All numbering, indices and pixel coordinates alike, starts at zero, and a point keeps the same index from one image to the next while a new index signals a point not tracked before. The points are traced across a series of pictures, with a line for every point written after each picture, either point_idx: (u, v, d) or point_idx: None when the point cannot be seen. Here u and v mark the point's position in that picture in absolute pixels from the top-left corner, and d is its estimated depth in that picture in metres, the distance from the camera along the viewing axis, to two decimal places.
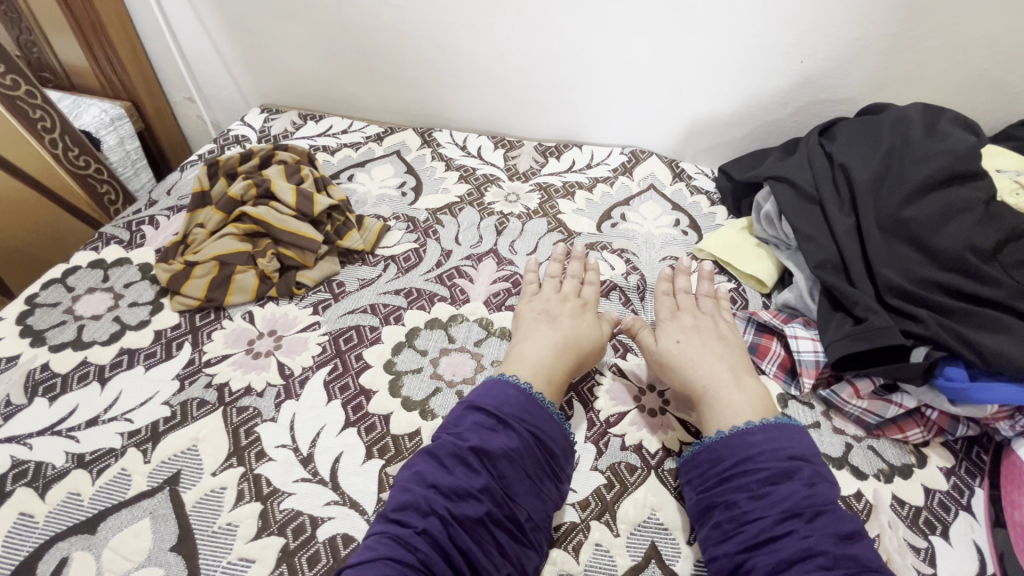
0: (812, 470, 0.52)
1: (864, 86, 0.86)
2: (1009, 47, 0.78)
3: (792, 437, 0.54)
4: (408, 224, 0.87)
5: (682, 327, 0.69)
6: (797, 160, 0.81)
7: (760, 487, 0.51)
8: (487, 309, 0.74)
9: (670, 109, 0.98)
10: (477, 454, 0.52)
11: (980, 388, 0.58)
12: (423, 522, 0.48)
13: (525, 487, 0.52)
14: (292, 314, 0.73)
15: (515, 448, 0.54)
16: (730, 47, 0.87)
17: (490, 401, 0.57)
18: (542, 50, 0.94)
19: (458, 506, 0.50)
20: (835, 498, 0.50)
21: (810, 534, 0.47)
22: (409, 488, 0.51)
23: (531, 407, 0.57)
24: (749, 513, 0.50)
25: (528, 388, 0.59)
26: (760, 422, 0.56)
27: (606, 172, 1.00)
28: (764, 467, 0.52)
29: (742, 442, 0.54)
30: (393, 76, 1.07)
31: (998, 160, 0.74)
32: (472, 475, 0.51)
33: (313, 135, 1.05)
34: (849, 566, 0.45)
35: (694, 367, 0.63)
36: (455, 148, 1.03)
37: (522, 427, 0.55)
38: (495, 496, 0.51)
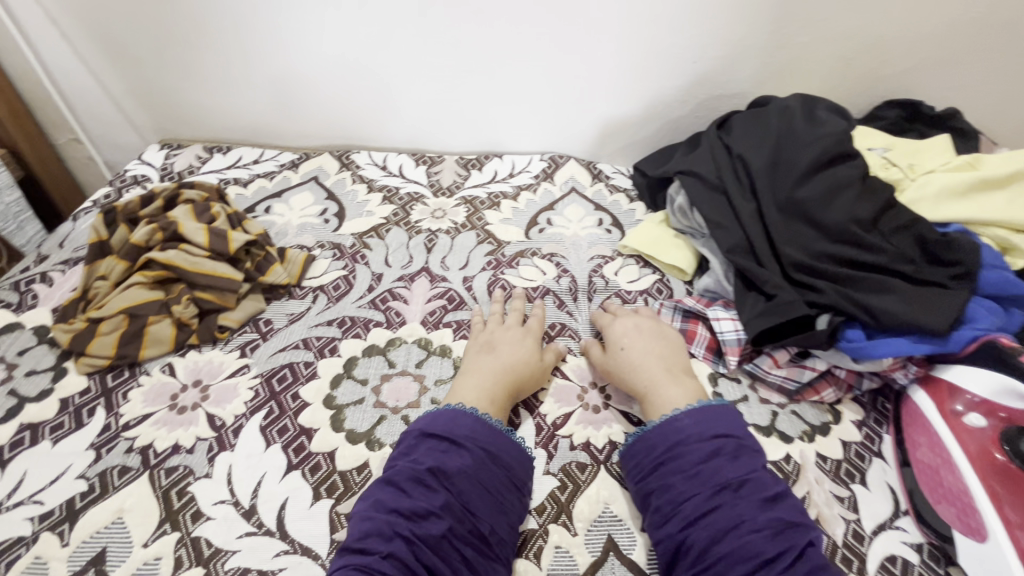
0: (736, 443, 0.56)
1: (751, 80, 0.94)
2: (864, 39, 0.88)
3: (722, 417, 0.58)
4: (334, 251, 0.85)
5: (624, 332, 0.71)
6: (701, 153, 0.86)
7: (691, 466, 0.54)
8: (425, 329, 0.74)
9: (582, 114, 1.02)
10: (434, 474, 0.53)
11: (877, 344, 0.64)
12: (387, 546, 0.48)
13: (485, 501, 0.53)
14: (217, 360, 0.68)
15: (469, 465, 0.54)
16: (628, 51, 0.92)
17: (442, 426, 0.57)
18: (452, 65, 0.95)
19: (421, 526, 0.50)
20: (759, 463, 0.55)
21: (737, 502, 0.51)
22: (370, 516, 0.51)
23: (482, 426, 0.58)
24: (685, 492, 0.53)
25: (477, 411, 0.59)
26: (688, 408, 0.60)
27: (528, 179, 1.02)
28: (693, 448, 0.56)
29: (671, 428, 0.58)
30: (301, 100, 1.04)
31: (869, 139, 0.83)
32: (430, 495, 0.51)
33: (222, 168, 1.00)
34: (776, 525, 0.49)
35: (637, 371, 0.66)
36: (375, 169, 1.02)
37: (475, 445, 0.56)
38: (456, 512, 0.51)
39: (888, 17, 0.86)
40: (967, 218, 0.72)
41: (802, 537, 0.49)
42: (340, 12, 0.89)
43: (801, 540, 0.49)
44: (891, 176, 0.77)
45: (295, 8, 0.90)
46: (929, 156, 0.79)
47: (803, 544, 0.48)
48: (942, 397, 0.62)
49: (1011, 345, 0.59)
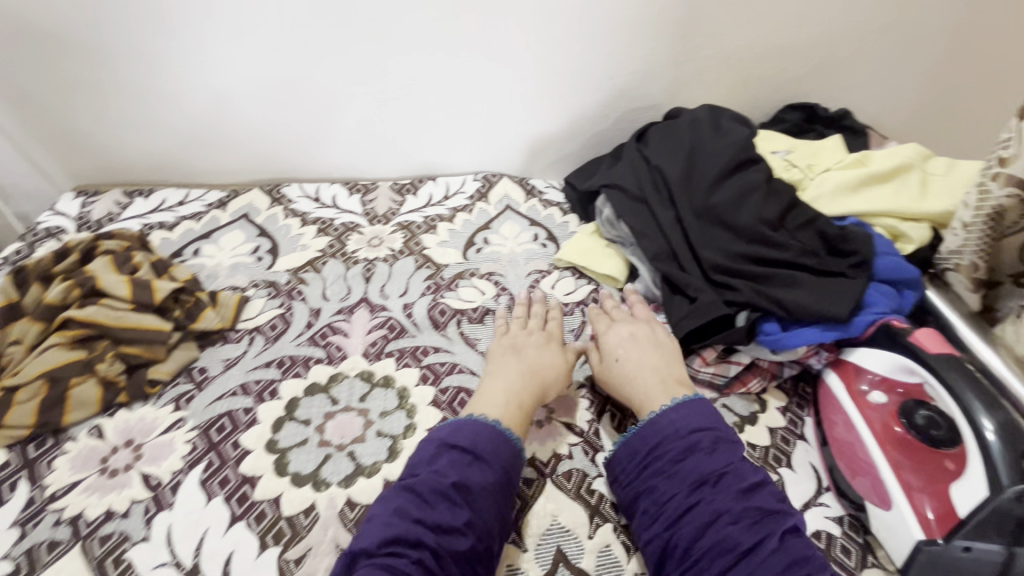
0: (714, 436, 0.59)
1: (665, 92, 1.00)
2: (762, 50, 0.95)
3: (697, 412, 0.61)
4: (269, 289, 0.84)
5: (621, 342, 0.72)
6: (622, 166, 0.90)
7: (672, 465, 0.58)
8: (367, 361, 0.74)
9: (510, 134, 1.04)
10: (458, 488, 0.55)
11: (790, 336, 0.70)
12: (415, 552, 0.51)
13: (498, 513, 0.56)
14: (150, 417, 0.66)
15: (491, 481, 0.56)
16: (546, 71, 0.95)
17: (465, 439, 0.59)
18: (376, 92, 0.97)
19: (445, 539, 0.52)
20: (737, 455, 0.58)
21: (716, 497, 0.54)
22: (393, 523, 0.53)
23: (501, 441, 0.60)
24: (664, 492, 0.56)
25: (499, 424, 0.61)
26: (670, 403, 0.63)
27: (463, 200, 1.03)
28: (674, 446, 0.59)
29: (653, 430, 0.61)
30: (225, 136, 1.02)
31: (771, 142, 0.90)
32: (454, 511, 0.54)
33: (144, 213, 0.96)
34: (752, 514, 0.53)
35: (632, 383, 0.67)
36: (308, 201, 1.01)
37: (496, 460, 0.58)
38: (478, 527, 0.54)
39: (779, 30, 0.93)
40: (861, 211, 0.78)
41: (779, 525, 0.52)
42: (259, 47, 0.90)
43: (778, 527, 0.52)
44: (793, 177, 0.84)
45: (211, 46, 0.90)
46: (825, 156, 0.86)
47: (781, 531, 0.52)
48: (850, 378, 0.67)
49: (901, 326, 0.65)
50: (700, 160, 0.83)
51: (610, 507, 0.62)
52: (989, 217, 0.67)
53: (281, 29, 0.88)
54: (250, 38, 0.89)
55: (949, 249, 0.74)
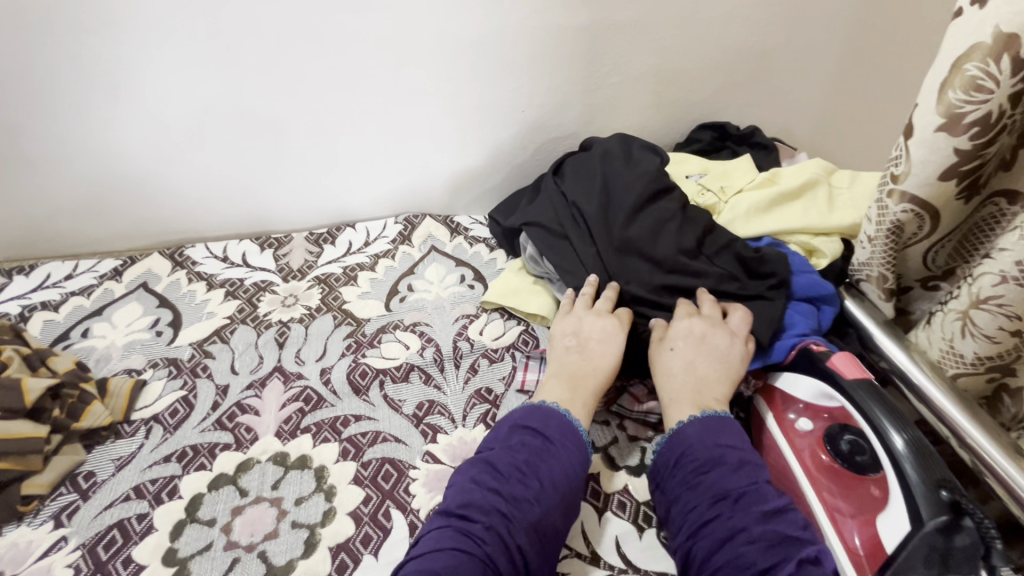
0: (739, 455, 0.58)
1: (580, 121, 0.99)
2: (668, 74, 0.96)
3: (736, 431, 0.60)
4: (169, 368, 0.76)
5: (684, 334, 0.69)
6: (541, 203, 0.88)
7: (694, 477, 0.57)
8: (280, 441, 0.68)
9: (427, 173, 1.01)
10: (530, 465, 0.57)
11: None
12: (487, 518, 0.52)
13: (568, 495, 0.57)
14: (24, 540, 0.58)
15: (563, 460, 0.58)
16: (456, 108, 0.93)
17: (539, 422, 0.61)
18: (277, 142, 0.91)
19: (517, 509, 0.53)
20: (761, 477, 0.56)
21: (734, 513, 0.53)
22: (468, 491, 0.55)
23: (571, 427, 0.61)
24: (687, 503, 0.56)
25: (569, 412, 0.63)
26: (703, 414, 0.61)
27: (385, 245, 0.98)
28: (697, 457, 0.58)
29: (677, 441, 0.60)
30: (116, 201, 0.94)
31: (686, 166, 0.90)
32: (527, 484, 0.55)
33: (24, 292, 0.87)
34: (770, 538, 0.50)
35: (670, 378, 0.67)
36: (215, 262, 0.94)
37: (566, 443, 0.60)
38: (548, 502, 0.55)
39: (682, 54, 0.94)
40: (775, 229, 0.79)
41: (798, 551, 0.49)
42: (140, 107, 0.84)
43: (797, 552, 0.49)
44: (707, 202, 0.84)
45: (88, 109, 0.83)
46: (738, 175, 0.87)
47: (794, 558, 0.48)
48: (779, 408, 0.67)
49: (821, 349, 0.64)
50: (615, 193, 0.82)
51: None
52: (891, 230, 0.67)
53: (162, 84, 0.82)
54: (130, 98, 0.83)
55: (860, 261, 0.74)
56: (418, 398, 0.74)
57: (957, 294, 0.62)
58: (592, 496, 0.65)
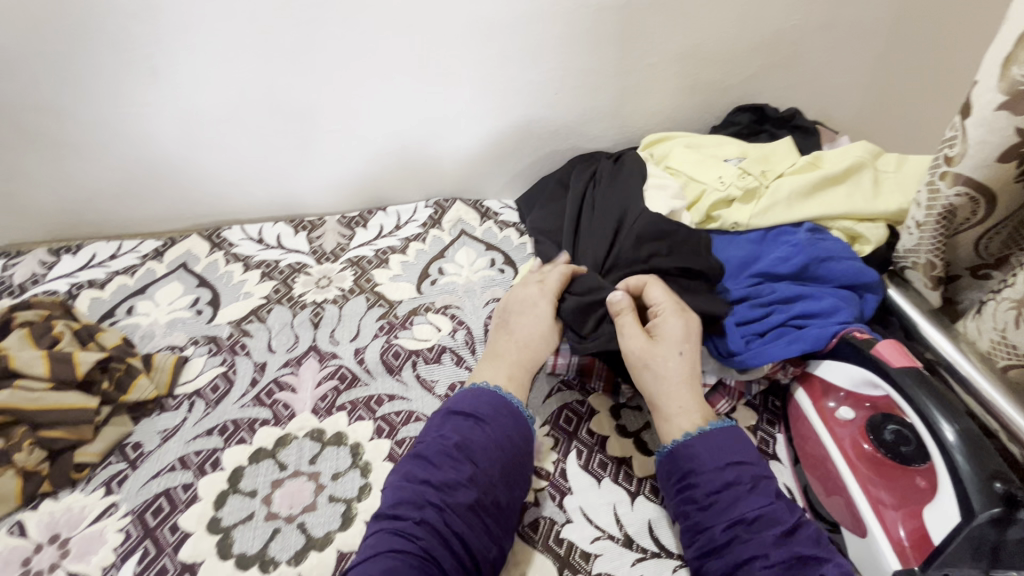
0: (751, 474, 0.56)
1: (612, 104, 0.97)
2: (704, 56, 0.93)
3: (739, 440, 0.58)
4: (209, 346, 0.79)
5: (684, 337, 0.65)
6: (549, 217, 0.90)
7: (706, 497, 0.55)
8: (317, 418, 0.69)
9: (458, 156, 1.01)
10: (460, 448, 0.58)
11: (753, 354, 0.67)
12: (419, 513, 0.54)
13: (504, 472, 0.58)
14: (77, 505, 0.61)
15: (493, 440, 0.59)
16: (487, 92, 0.92)
17: (467, 403, 0.62)
18: (311, 127, 0.92)
19: (450, 494, 0.55)
20: (773, 495, 0.54)
21: (752, 537, 0.52)
22: (403, 486, 0.56)
23: (504, 404, 0.62)
24: (698, 524, 0.55)
25: (500, 389, 0.63)
26: (716, 425, 0.59)
27: (415, 229, 0.99)
28: (708, 479, 0.56)
29: (684, 456, 0.58)
30: (155, 185, 0.97)
31: (724, 149, 0.88)
32: (458, 468, 0.56)
33: (72, 271, 0.90)
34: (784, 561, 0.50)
35: (678, 386, 0.62)
36: (251, 244, 0.95)
37: (498, 422, 0.60)
38: (481, 483, 0.56)
39: (719, 36, 0.91)
40: (816, 214, 0.76)
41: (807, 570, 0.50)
42: (179, 91, 0.85)
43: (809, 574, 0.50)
44: (748, 184, 0.79)
45: (129, 93, 0.85)
46: (777, 160, 0.83)
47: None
48: (817, 395, 0.66)
49: (864, 336, 0.62)
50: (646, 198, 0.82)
51: (580, 556, 0.58)
52: (942, 215, 0.65)
53: (199, 68, 0.83)
54: (169, 82, 0.84)
55: (906, 247, 0.72)
56: (450, 378, 0.74)
57: (1012, 282, 0.59)
58: (625, 480, 0.64)
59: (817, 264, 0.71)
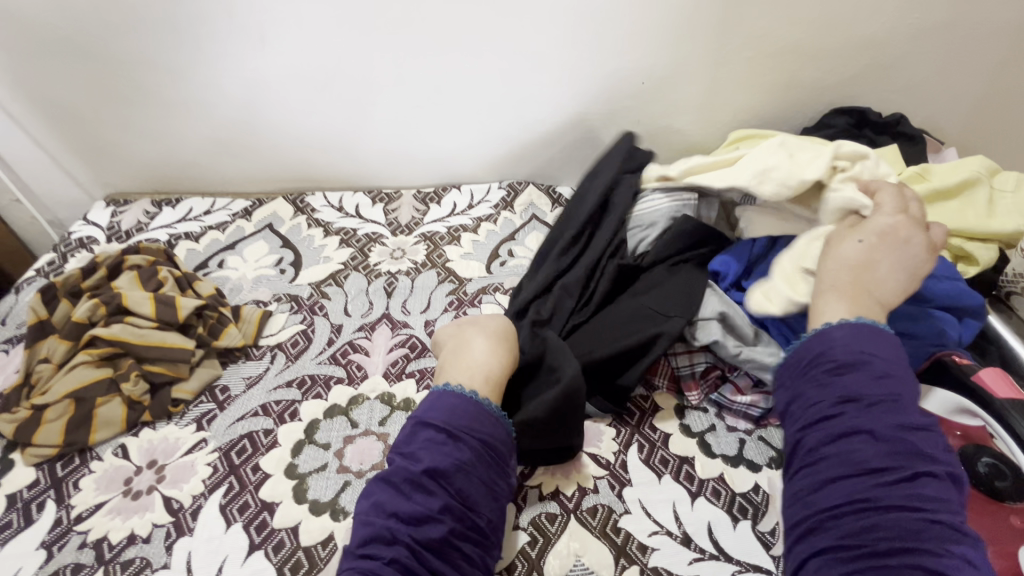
0: (887, 365, 0.49)
1: (699, 96, 0.94)
2: (806, 52, 0.89)
3: (880, 337, 0.51)
4: (291, 304, 0.83)
5: (879, 230, 0.61)
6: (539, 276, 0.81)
7: (828, 375, 0.50)
8: (387, 382, 0.72)
9: (535, 143, 1.01)
10: (431, 475, 0.51)
11: None
12: (390, 552, 0.48)
13: (482, 494, 0.53)
14: (173, 436, 0.66)
15: (467, 460, 0.53)
16: (575, 76, 0.91)
17: (438, 418, 0.55)
18: (398, 99, 0.94)
19: (420, 530, 0.49)
20: (907, 391, 0.48)
21: (867, 417, 0.46)
22: (371, 521, 0.50)
23: (478, 416, 0.56)
24: (809, 399, 0.50)
25: (472, 397, 0.57)
26: (850, 321, 0.53)
27: (487, 209, 0.99)
28: (836, 357, 0.50)
29: (824, 338, 0.52)
30: (245, 144, 1.02)
31: (820, 152, 0.84)
32: (428, 498, 0.51)
33: (172, 222, 0.97)
34: (898, 445, 0.45)
35: (854, 265, 0.59)
36: (332, 211, 0.99)
37: (473, 438, 0.54)
38: (456, 512, 0.51)
39: (826, 31, 0.86)
40: None
41: (922, 464, 0.44)
42: (281, 56, 0.89)
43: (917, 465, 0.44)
44: None
45: (237, 57, 0.89)
46: None
47: None
48: None
49: (962, 361, 0.59)
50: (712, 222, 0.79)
51: (637, 548, 0.58)
52: None
53: (303, 35, 0.86)
54: (273, 47, 0.88)
55: (1017, 271, 0.68)
56: None
57: None
58: (686, 480, 0.63)
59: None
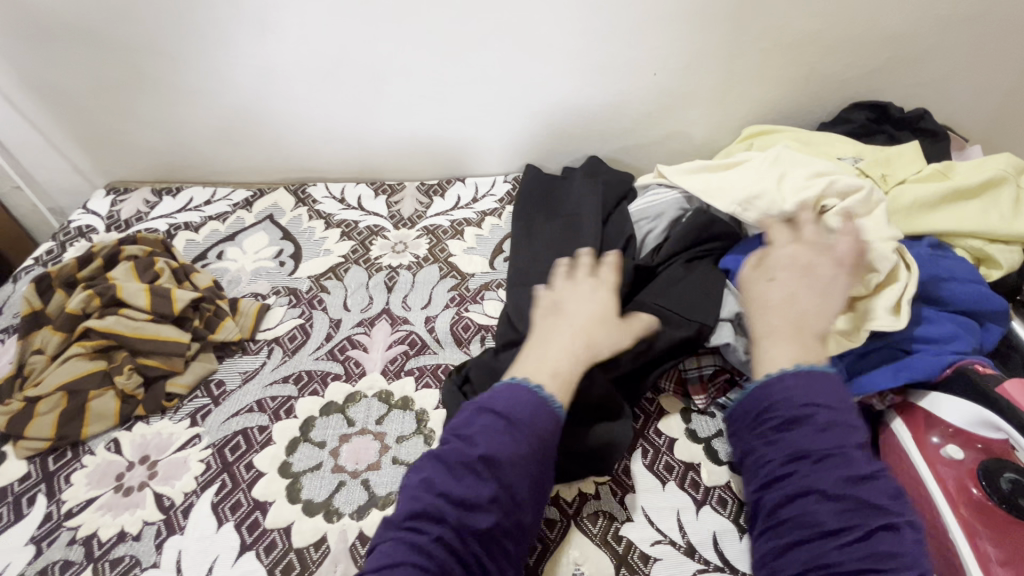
0: (830, 415, 0.48)
1: (712, 89, 0.91)
2: (827, 44, 0.85)
3: (824, 383, 0.49)
4: (289, 298, 0.81)
5: (786, 263, 0.60)
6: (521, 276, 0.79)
7: (776, 431, 0.49)
8: (385, 379, 0.71)
9: (543, 135, 0.98)
10: (489, 461, 0.48)
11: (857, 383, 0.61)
12: (435, 531, 0.46)
13: (533, 489, 0.50)
14: (166, 431, 0.65)
15: (524, 453, 0.50)
16: (584, 67, 0.88)
17: (502, 404, 0.52)
18: (402, 89, 0.92)
19: (469, 515, 0.47)
20: (851, 443, 0.47)
21: (814, 473, 0.46)
22: (417, 497, 0.48)
23: (542, 409, 0.52)
24: (760, 457, 0.49)
25: (541, 389, 0.53)
26: (796, 367, 0.51)
27: (492, 203, 0.97)
28: (782, 413, 0.49)
29: (766, 391, 0.51)
30: (248, 133, 1.00)
31: (838, 148, 0.81)
32: (480, 483, 0.48)
33: (172, 212, 0.95)
34: (850, 502, 0.44)
35: (767, 308, 0.57)
36: (333, 203, 0.97)
37: (532, 430, 0.51)
38: (505, 505, 0.48)
39: (849, 22, 0.83)
40: (941, 230, 0.69)
41: (877, 519, 0.44)
42: (283, 44, 0.87)
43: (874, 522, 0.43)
44: None
45: (237, 45, 0.87)
46: (900, 165, 0.76)
47: None
48: (919, 428, 0.59)
49: (985, 372, 0.58)
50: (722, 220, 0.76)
51: (639, 557, 0.56)
52: None
53: (305, 23, 0.84)
54: (275, 34, 0.85)
55: None
56: None
57: None
58: (691, 488, 0.61)
59: (936, 285, 0.64)
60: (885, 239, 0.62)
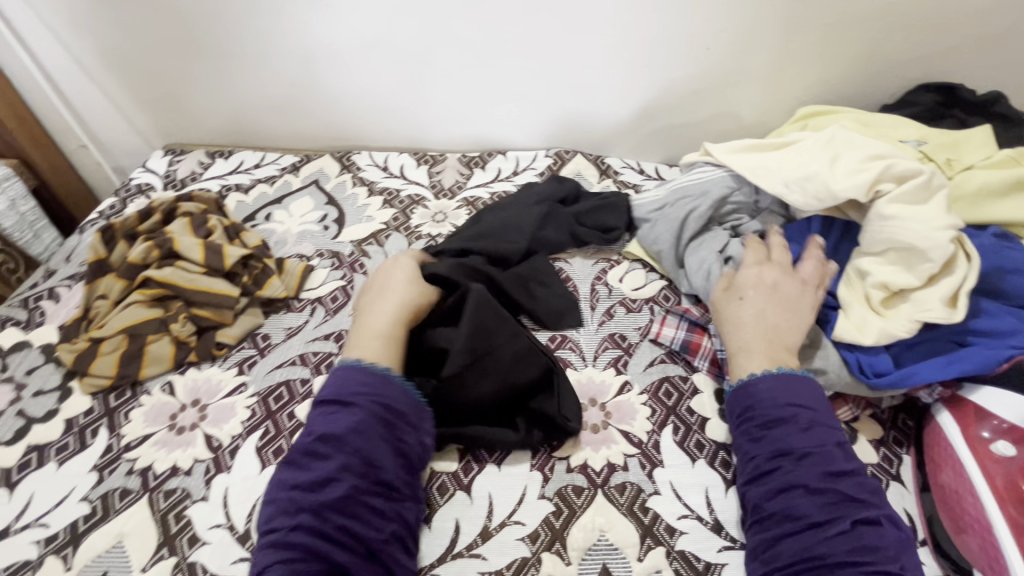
0: (811, 416, 0.54)
1: (768, 66, 0.87)
2: (895, 20, 0.81)
3: (806, 389, 0.56)
4: (332, 260, 0.83)
5: (753, 281, 0.65)
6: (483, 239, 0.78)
7: (761, 429, 0.55)
8: None
9: (587, 111, 0.96)
10: (322, 442, 0.53)
11: (906, 373, 0.59)
12: (292, 519, 0.50)
13: (382, 452, 0.54)
14: (216, 378, 0.68)
15: (358, 424, 0.54)
16: (635, 40, 0.86)
17: (331, 394, 0.57)
18: (448, 60, 0.91)
19: (323, 493, 0.51)
20: (831, 440, 0.53)
21: (796, 469, 0.52)
22: (273, 497, 0.52)
23: (374, 382, 0.57)
24: (748, 451, 0.55)
25: (360, 366, 0.59)
26: (772, 371, 0.58)
27: (532, 177, 0.96)
28: (764, 413, 0.56)
29: (746, 393, 0.58)
30: (296, 100, 1.02)
31: (900, 131, 0.77)
32: (324, 463, 0.52)
33: (223, 173, 0.99)
34: (842, 495, 0.49)
35: (737, 324, 0.63)
36: (377, 170, 0.99)
37: (365, 401, 0.56)
38: (357, 471, 0.52)
39: None
40: (1008, 219, 0.65)
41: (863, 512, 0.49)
42: (333, 11, 0.87)
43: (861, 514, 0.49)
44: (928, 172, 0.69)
45: (288, 12, 0.89)
46: (970, 150, 0.72)
47: None
48: (968, 422, 0.57)
49: None
50: (768, 203, 0.75)
51: (664, 530, 0.57)
52: None
53: None
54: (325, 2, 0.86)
55: None
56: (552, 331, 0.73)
57: None
58: (721, 467, 0.61)
59: (999, 277, 0.61)
60: (945, 225, 0.59)
